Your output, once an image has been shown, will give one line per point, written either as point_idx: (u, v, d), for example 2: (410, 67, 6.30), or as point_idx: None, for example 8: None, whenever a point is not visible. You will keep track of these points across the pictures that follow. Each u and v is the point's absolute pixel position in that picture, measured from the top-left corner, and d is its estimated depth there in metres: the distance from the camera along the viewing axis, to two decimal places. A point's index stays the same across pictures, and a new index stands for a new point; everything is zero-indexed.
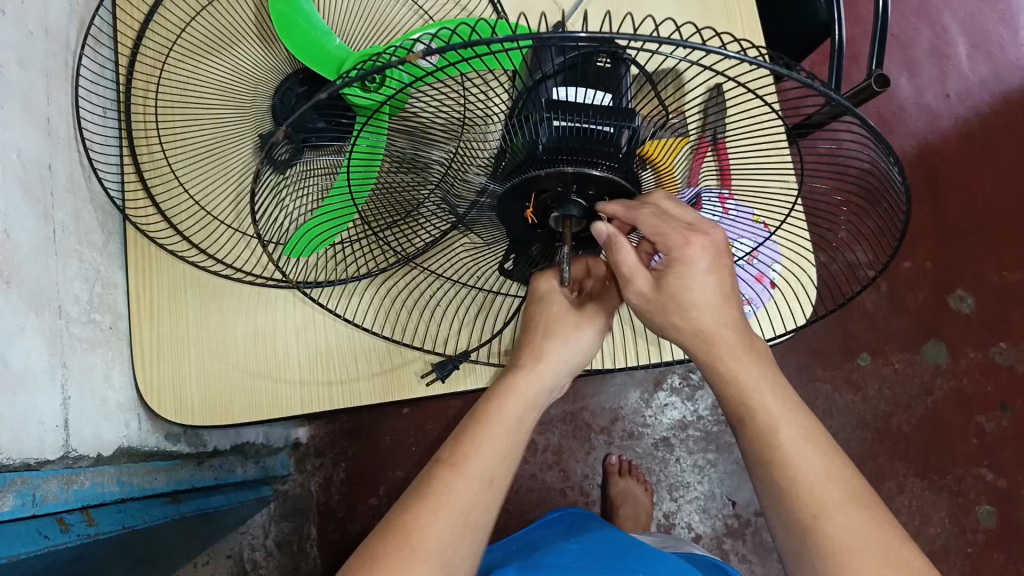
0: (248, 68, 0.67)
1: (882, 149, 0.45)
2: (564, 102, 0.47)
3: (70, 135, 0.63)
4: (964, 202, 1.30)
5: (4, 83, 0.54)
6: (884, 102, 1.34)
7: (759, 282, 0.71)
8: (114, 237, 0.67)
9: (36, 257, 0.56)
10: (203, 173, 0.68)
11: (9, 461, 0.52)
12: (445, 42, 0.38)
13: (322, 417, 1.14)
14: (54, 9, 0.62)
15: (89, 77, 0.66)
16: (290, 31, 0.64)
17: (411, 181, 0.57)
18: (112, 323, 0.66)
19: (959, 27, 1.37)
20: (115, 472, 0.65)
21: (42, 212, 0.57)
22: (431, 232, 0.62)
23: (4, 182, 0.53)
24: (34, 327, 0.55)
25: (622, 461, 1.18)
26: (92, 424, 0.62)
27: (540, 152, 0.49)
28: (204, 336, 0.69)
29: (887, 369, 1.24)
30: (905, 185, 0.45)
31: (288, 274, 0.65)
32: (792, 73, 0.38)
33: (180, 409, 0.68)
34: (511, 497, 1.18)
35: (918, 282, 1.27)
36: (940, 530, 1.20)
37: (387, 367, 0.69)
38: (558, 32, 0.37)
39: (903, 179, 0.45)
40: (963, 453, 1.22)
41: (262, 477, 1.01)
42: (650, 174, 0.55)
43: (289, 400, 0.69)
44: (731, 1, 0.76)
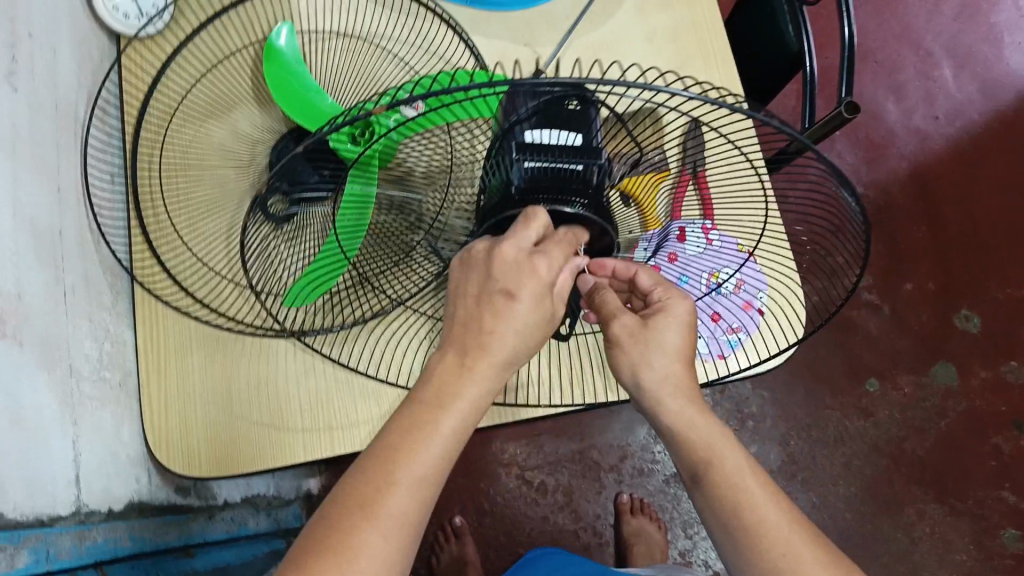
0: (247, 130, 0.73)
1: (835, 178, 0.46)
2: (533, 144, 0.50)
3: (80, 201, 0.66)
4: (961, 221, 1.32)
5: (18, 156, 0.57)
6: (873, 126, 1.36)
7: (747, 309, 0.74)
8: (122, 296, 0.70)
9: (47, 317, 0.59)
10: (203, 231, 0.70)
11: (23, 517, 0.54)
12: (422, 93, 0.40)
13: (331, 467, 1.15)
14: (63, 85, 0.66)
15: (96, 145, 0.69)
16: (282, 91, 0.68)
17: (403, 226, 0.61)
18: (120, 380, 0.68)
19: (943, 49, 1.40)
20: (126, 528, 0.68)
21: (53, 275, 0.60)
22: (419, 281, 0.64)
23: (17, 249, 0.56)
24: (45, 385, 0.57)
25: (633, 498, 1.17)
26: (103, 479, 0.64)
27: (513, 192, 0.51)
28: (208, 388, 0.71)
29: (896, 394, 1.24)
30: (856, 207, 0.47)
31: (284, 323, 0.67)
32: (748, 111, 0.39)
33: (187, 461, 0.70)
34: (523, 543, 1.17)
35: (921, 303, 1.28)
36: (966, 557, 1.20)
37: (384, 409, 0.72)
38: (530, 79, 0.39)
39: (855, 202, 0.47)
40: (982, 475, 1.22)
41: (275, 529, 1.02)
42: (633, 210, 0.60)
43: (293, 447, 0.71)
44: (704, 41, 0.79)
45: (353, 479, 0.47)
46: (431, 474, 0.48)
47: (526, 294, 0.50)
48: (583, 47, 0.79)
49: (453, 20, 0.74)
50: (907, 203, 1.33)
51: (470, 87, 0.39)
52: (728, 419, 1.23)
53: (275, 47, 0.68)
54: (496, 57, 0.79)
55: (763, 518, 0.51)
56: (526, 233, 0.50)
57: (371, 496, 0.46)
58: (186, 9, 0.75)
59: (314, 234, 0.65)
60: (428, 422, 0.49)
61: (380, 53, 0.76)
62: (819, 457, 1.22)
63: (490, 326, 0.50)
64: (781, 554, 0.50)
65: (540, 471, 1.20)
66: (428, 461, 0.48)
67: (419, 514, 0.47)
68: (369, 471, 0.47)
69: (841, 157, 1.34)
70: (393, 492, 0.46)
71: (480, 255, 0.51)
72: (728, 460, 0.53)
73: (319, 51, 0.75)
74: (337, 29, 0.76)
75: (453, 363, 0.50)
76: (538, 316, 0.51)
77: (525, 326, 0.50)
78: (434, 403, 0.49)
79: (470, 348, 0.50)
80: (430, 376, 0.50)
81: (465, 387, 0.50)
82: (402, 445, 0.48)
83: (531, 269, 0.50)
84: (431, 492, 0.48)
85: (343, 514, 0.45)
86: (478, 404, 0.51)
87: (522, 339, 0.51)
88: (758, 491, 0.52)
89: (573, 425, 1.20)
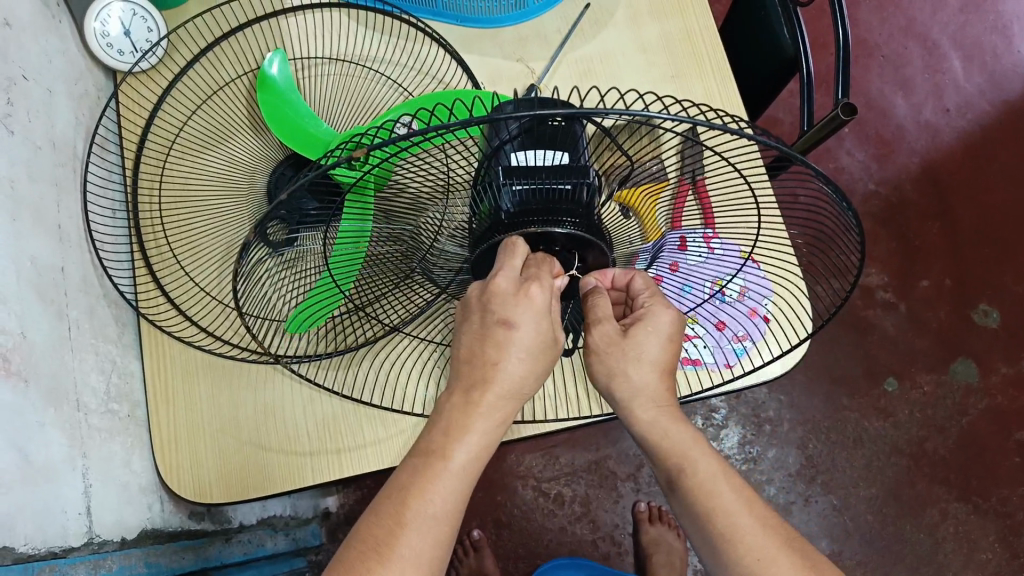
0: (243, 158, 0.73)
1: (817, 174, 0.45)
2: (521, 167, 0.48)
3: (81, 237, 0.68)
4: (976, 215, 1.31)
5: (17, 197, 0.59)
6: (882, 123, 1.35)
7: (753, 316, 0.73)
8: (127, 328, 0.72)
9: (51, 354, 0.60)
10: (205, 262, 0.72)
11: (35, 550, 0.55)
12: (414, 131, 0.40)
13: (349, 485, 1.16)
14: (60, 125, 0.67)
15: (97, 182, 0.71)
16: (277, 120, 0.69)
17: (397, 255, 0.59)
18: (129, 411, 0.69)
19: (950, 42, 1.39)
20: (141, 555, 0.68)
21: (56, 312, 0.62)
22: (418, 301, 0.65)
23: (20, 290, 0.57)
24: (53, 421, 0.58)
25: (651, 507, 1.15)
26: (115, 510, 0.65)
27: (503, 215, 0.51)
28: (217, 416, 0.71)
29: (916, 393, 1.23)
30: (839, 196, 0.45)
31: (268, 349, 0.68)
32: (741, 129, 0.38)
33: (199, 490, 0.70)
34: (542, 555, 1.17)
35: (938, 300, 1.27)
36: (992, 556, 1.17)
37: (394, 431, 0.72)
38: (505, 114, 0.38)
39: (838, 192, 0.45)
40: (1005, 473, 1.20)
41: (293, 549, 1.02)
42: (634, 224, 0.59)
43: (303, 471, 0.71)
44: (698, 48, 0.79)
45: (369, 521, 0.49)
46: (444, 513, 0.49)
47: (526, 321, 0.50)
48: (576, 62, 0.79)
49: (444, 40, 0.75)
50: (919, 199, 1.31)
51: (453, 124, 0.39)
52: (744, 425, 1.21)
53: (268, 76, 0.68)
54: (487, 74, 0.79)
55: (738, 524, 0.51)
56: (515, 261, 0.51)
57: (384, 541, 0.47)
58: (179, 44, 0.78)
59: (313, 262, 0.65)
60: (436, 458, 0.50)
61: (372, 76, 0.77)
62: (840, 459, 1.20)
63: (495, 356, 0.51)
64: (757, 559, 0.50)
65: (557, 482, 1.19)
66: (441, 502, 0.49)
67: (435, 554, 0.49)
68: (382, 515, 0.48)
69: (851, 155, 1.33)
70: (404, 532, 0.48)
71: (476, 297, 0.52)
72: (698, 465, 0.53)
73: (313, 77, 0.77)
74: (330, 53, 0.77)
75: (458, 402, 0.51)
76: (542, 339, 0.51)
77: (529, 350, 0.51)
78: (442, 438, 0.50)
79: (473, 380, 0.51)
80: (441, 413, 0.51)
81: (473, 421, 0.51)
82: (415, 484, 0.49)
83: (528, 296, 0.51)
84: (450, 532, 0.49)
85: (357, 558, 0.47)
86: (491, 436, 0.52)
87: (526, 365, 0.51)
88: (738, 499, 0.52)
89: (588, 436, 1.20)
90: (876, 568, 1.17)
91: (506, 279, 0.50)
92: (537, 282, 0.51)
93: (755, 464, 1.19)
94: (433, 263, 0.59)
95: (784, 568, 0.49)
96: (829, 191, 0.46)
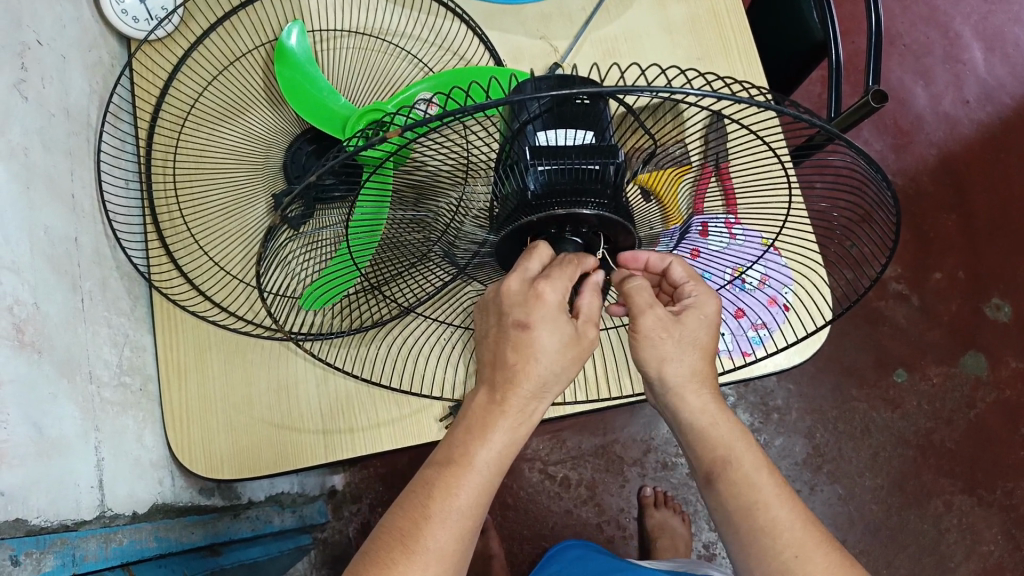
0: (259, 131, 0.73)
1: (871, 170, 0.45)
2: (547, 147, 0.48)
3: (94, 208, 0.67)
4: (991, 208, 1.30)
5: (31, 167, 0.58)
6: (900, 111, 1.33)
7: (773, 305, 0.72)
8: (140, 302, 0.71)
9: (65, 325, 0.59)
10: (219, 235, 0.71)
11: (48, 523, 0.54)
12: (442, 112, 0.39)
13: (355, 464, 1.16)
14: (74, 91, 0.66)
15: (110, 151, 0.70)
16: (295, 93, 0.68)
17: (416, 235, 0.58)
18: (142, 385, 0.69)
19: (972, 32, 1.38)
20: (152, 528, 0.67)
21: (70, 284, 0.61)
22: (435, 282, 0.63)
23: (34, 260, 0.56)
24: (66, 394, 0.58)
25: (656, 492, 1.17)
26: (128, 483, 0.65)
27: (530, 198, 0.49)
28: (229, 391, 0.71)
29: (924, 384, 1.23)
30: (893, 198, 0.45)
31: (277, 322, 0.66)
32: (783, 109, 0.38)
33: (210, 465, 0.70)
34: (547, 536, 1.17)
35: (951, 293, 1.26)
36: (995, 548, 1.18)
37: (408, 411, 0.72)
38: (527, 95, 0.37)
39: (891, 192, 0.45)
40: (1010, 465, 1.21)
41: (298, 526, 1.03)
42: (654, 207, 0.57)
43: (313, 449, 0.71)
44: (725, 33, 0.78)
45: (396, 517, 0.48)
46: (468, 506, 0.48)
47: (547, 320, 0.49)
48: (602, 39, 0.78)
49: (469, 17, 0.74)
50: (937, 190, 1.30)
51: (475, 109, 0.38)
52: (752, 413, 1.21)
53: (286, 48, 0.67)
54: (511, 52, 0.78)
55: (775, 516, 0.51)
56: (532, 265, 0.50)
57: (410, 532, 0.47)
58: (195, 13, 0.77)
59: (328, 237, 0.64)
60: (461, 454, 0.49)
61: (392, 50, 0.76)
62: (847, 449, 1.21)
63: (514, 360, 0.49)
64: (793, 555, 0.50)
65: (564, 466, 1.19)
66: (466, 496, 0.48)
67: (459, 549, 0.48)
68: (409, 508, 0.48)
69: (868, 145, 1.31)
70: (430, 524, 0.47)
71: (491, 298, 0.51)
72: (726, 458, 0.53)
73: (331, 50, 0.76)
74: (348, 27, 0.76)
75: (483, 400, 0.50)
76: (562, 338, 0.49)
77: (559, 352, 0.49)
78: (467, 437, 0.49)
79: (503, 368, 0.49)
80: (468, 410, 0.51)
81: (500, 420, 0.49)
82: (441, 482, 0.48)
83: (539, 296, 0.49)
84: (472, 526, 0.49)
85: (384, 550, 0.47)
86: (514, 434, 0.50)
87: (551, 365, 0.49)
88: (765, 491, 0.52)
89: (596, 421, 1.20)
90: (879, 558, 1.17)
91: (515, 278, 0.49)
92: (547, 280, 0.49)
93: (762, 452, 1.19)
94: (452, 243, 0.57)
95: (815, 564, 0.50)
96: (866, 165, 0.44)
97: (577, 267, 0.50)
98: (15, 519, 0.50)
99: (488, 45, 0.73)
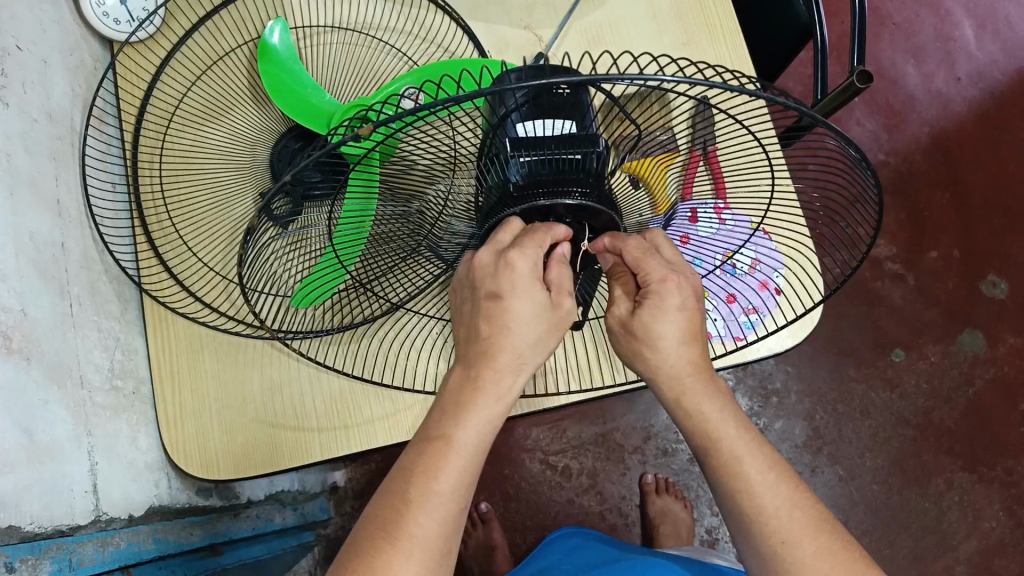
0: (245, 130, 0.73)
1: (857, 162, 0.45)
2: (527, 138, 0.47)
3: (80, 212, 0.66)
4: (985, 186, 1.30)
5: (15, 172, 0.58)
6: (893, 91, 1.33)
7: (765, 289, 0.72)
8: (130, 304, 0.71)
9: (56, 331, 0.59)
10: (208, 235, 0.71)
11: (43, 529, 0.54)
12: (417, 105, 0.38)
13: (356, 460, 1.16)
14: (56, 95, 0.65)
15: (96, 155, 0.70)
16: (280, 92, 0.67)
17: (403, 231, 0.58)
18: (134, 388, 0.69)
19: (963, 9, 1.37)
20: (150, 531, 0.67)
21: (58, 289, 0.61)
22: (424, 277, 0.63)
23: (19, 266, 0.56)
24: (57, 400, 0.58)
25: (658, 479, 1.17)
26: (122, 485, 0.65)
27: (512, 190, 0.49)
28: (223, 391, 0.71)
29: (922, 364, 1.23)
30: (880, 194, 0.46)
31: (265, 322, 0.66)
32: (762, 93, 0.37)
33: (207, 465, 0.70)
34: (549, 526, 1.17)
35: (947, 271, 1.26)
36: (996, 525, 1.18)
37: (402, 406, 0.71)
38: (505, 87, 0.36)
39: (878, 187, 0.46)
40: (1009, 442, 1.21)
41: (300, 523, 1.03)
42: (643, 194, 0.56)
43: (309, 447, 0.71)
44: (710, 16, 0.77)
45: (378, 506, 0.48)
46: (452, 490, 0.48)
47: (518, 293, 0.49)
48: (586, 28, 0.77)
49: (452, 9, 0.74)
50: (930, 169, 1.30)
51: (451, 101, 0.38)
52: (752, 398, 1.21)
53: (269, 46, 0.66)
54: (495, 44, 0.77)
55: (763, 499, 0.51)
56: (501, 237, 0.50)
57: (391, 519, 0.47)
58: (177, 12, 0.76)
59: (315, 234, 0.64)
60: (439, 436, 0.49)
61: (378, 46, 0.75)
62: (846, 430, 1.20)
63: (487, 332, 0.50)
64: (780, 536, 0.50)
65: (564, 455, 1.20)
66: (447, 481, 0.48)
67: (445, 534, 0.47)
68: (393, 496, 0.47)
69: (861, 125, 1.30)
70: (412, 510, 0.47)
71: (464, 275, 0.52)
72: (715, 444, 0.53)
73: (315, 46, 0.75)
74: (332, 22, 0.76)
75: (457, 378, 0.50)
76: (536, 308, 0.50)
77: (534, 324, 0.50)
78: (445, 418, 0.49)
79: (480, 351, 0.50)
80: (445, 391, 0.51)
81: (476, 399, 0.49)
82: (419, 464, 0.48)
83: (509, 266, 0.48)
84: (456, 511, 0.48)
85: (368, 539, 0.46)
86: (494, 413, 0.50)
87: (525, 337, 0.50)
88: (756, 476, 0.52)
89: (595, 409, 1.20)
90: (880, 538, 1.17)
91: (488, 251, 0.50)
92: (519, 250, 0.48)
93: (762, 435, 1.19)
94: (438, 237, 0.57)
95: (803, 546, 0.50)
96: (849, 150, 0.44)
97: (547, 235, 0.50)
98: (8, 526, 0.50)
99: (471, 37, 0.72)
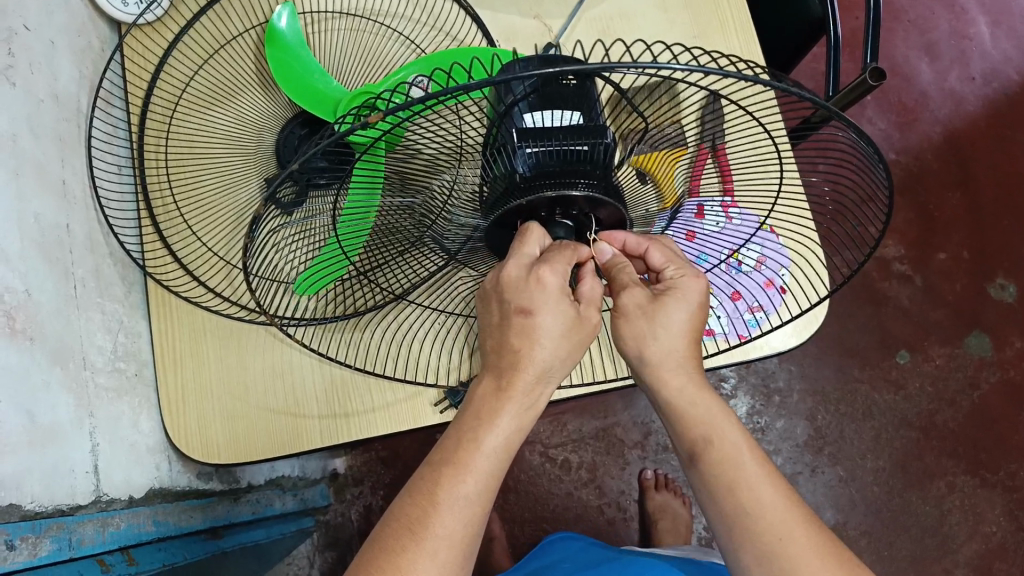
0: (251, 116, 0.72)
1: (865, 148, 0.44)
2: (534, 128, 0.47)
3: (86, 195, 0.66)
4: (997, 187, 1.29)
5: (20, 153, 0.58)
6: (905, 90, 1.31)
7: (770, 287, 0.72)
8: (135, 288, 0.71)
9: (59, 313, 0.59)
10: (212, 221, 0.71)
11: (43, 508, 0.54)
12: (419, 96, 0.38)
13: (356, 448, 1.17)
14: (64, 77, 0.65)
15: (102, 137, 0.70)
16: (287, 76, 0.67)
17: (407, 221, 0.57)
18: (137, 370, 0.69)
19: (978, 7, 1.36)
20: (150, 513, 0.68)
21: (61, 271, 0.61)
22: (428, 267, 0.63)
23: (24, 248, 0.56)
24: (58, 380, 0.58)
25: (658, 474, 1.17)
26: (123, 467, 0.65)
27: (518, 180, 0.49)
28: (225, 377, 0.71)
29: (927, 365, 1.22)
30: (888, 181, 0.45)
31: (266, 308, 0.66)
32: (775, 82, 0.37)
33: (207, 450, 0.70)
34: (547, 519, 1.17)
35: (955, 273, 1.25)
36: (997, 529, 1.17)
37: (403, 396, 0.72)
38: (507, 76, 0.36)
39: (886, 175, 0.45)
40: (1013, 446, 1.20)
41: (301, 508, 1.03)
42: (649, 189, 0.56)
43: (310, 434, 0.71)
44: (722, 8, 0.77)
45: (403, 504, 0.48)
46: (477, 494, 0.48)
47: (547, 308, 0.49)
48: (595, 20, 0.77)
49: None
50: (941, 168, 1.29)
51: (453, 90, 0.37)
52: (753, 395, 1.21)
53: (277, 30, 0.67)
54: (504, 32, 0.77)
55: (770, 500, 0.51)
56: (528, 252, 0.50)
57: (418, 519, 0.46)
58: None
59: (320, 224, 0.64)
60: (469, 441, 0.48)
61: (385, 32, 0.75)
62: (849, 431, 1.20)
63: (518, 345, 0.49)
64: (788, 541, 0.50)
65: (564, 448, 1.20)
66: (474, 483, 0.48)
67: (467, 534, 0.47)
68: (417, 497, 0.47)
69: (873, 123, 1.29)
70: (438, 512, 0.46)
71: (490, 289, 0.51)
72: (721, 445, 0.52)
73: (322, 31, 0.75)
74: (340, 8, 0.75)
75: (487, 388, 0.50)
76: (564, 322, 0.49)
77: (554, 336, 0.49)
78: (473, 425, 0.49)
79: (501, 356, 0.50)
80: (471, 399, 0.50)
81: (505, 405, 0.49)
82: (450, 465, 0.48)
83: (539, 281, 0.48)
84: (480, 513, 0.48)
85: (394, 536, 0.46)
86: (520, 421, 0.50)
87: (555, 351, 0.49)
88: (763, 473, 0.52)
89: (596, 403, 1.20)
90: (880, 539, 1.17)
91: (514, 265, 0.49)
92: (549, 266, 0.48)
93: (762, 434, 1.19)
94: (443, 228, 0.57)
95: (810, 549, 0.50)
96: (857, 138, 0.43)
97: (574, 252, 0.50)
98: (9, 505, 0.51)
99: (481, 25, 0.72)
